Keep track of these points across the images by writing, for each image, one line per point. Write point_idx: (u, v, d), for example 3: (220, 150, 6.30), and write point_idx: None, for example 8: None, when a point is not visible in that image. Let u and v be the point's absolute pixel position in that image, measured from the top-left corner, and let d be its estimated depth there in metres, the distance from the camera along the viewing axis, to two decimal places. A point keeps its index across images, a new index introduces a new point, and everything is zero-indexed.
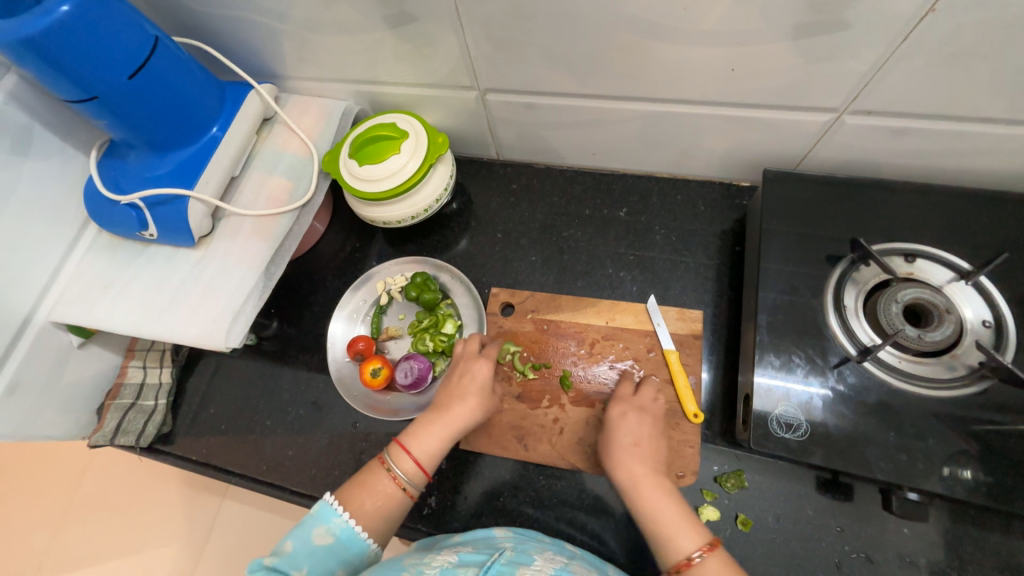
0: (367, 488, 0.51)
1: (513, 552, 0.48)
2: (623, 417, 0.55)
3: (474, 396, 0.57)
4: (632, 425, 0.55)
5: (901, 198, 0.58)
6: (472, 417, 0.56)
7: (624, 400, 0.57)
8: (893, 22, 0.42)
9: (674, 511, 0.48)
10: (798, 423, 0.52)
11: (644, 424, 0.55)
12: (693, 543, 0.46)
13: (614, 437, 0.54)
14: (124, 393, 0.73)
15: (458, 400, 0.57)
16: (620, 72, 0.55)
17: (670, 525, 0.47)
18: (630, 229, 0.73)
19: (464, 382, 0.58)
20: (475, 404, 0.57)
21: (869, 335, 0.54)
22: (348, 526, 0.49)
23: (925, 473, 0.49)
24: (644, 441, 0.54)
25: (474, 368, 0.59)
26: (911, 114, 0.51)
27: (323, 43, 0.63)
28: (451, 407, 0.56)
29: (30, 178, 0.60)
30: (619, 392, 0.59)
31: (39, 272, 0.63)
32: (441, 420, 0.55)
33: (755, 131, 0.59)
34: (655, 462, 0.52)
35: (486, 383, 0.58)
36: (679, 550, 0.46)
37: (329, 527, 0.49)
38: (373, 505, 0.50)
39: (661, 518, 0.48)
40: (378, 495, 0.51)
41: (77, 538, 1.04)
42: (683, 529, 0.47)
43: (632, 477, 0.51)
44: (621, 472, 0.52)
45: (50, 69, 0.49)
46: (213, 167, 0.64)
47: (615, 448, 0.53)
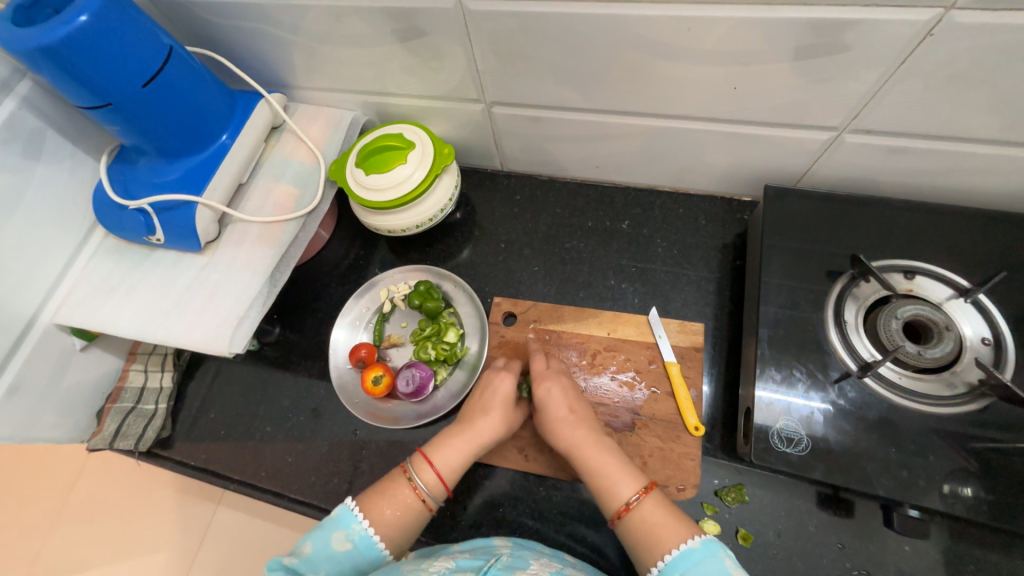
0: (389, 496, 0.52)
1: (509, 558, 0.48)
2: (549, 390, 0.58)
3: (498, 412, 0.58)
4: (559, 397, 0.58)
5: (900, 216, 0.59)
6: (495, 433, 0.57)
7: (544, 375, 0.60)
8: (892, 45, 0.43)
9: (614, 465, 0.52)
10: (799, 438, 0.52)
11: (568, 391, 0.59)
12: (631, 489, 0.50)
13: (549, 409, 0.57)
14: (124, 396, 0.73)
15: (480, 414, 0.58)
16: (624, 88, 0.56)
17: (610, 476, 0.51)
18: (632, 241, 0.74)
19: (486, 397, 0.59)
20: (498, 420, 0.57)
21: (870, 351, 0.54)
22: (367, 534, 0.49)
23: (925, 490, 0.49)
24: (576, 406, 0.57)
25: (498, 384, 0.60)
26: (909, 134, 0.52)
27: (333, 54, 0.64)
28: (475, 421, 0.57)
29: (42, 182, 0.61)
30: (537, 369, 0.61)
31: (46, 275, 0.64)
32: (464, 434, 0.56)
33: (757, 147, 0.60)
34: (590, 424, 0.56)
35: (508, 400, 0.59)
36: (619, 498, 0.50)
37: (348, 533, 0.49)
38: (392, 514, 0.51)
39: (604, 473, 0.51)
40: (398, 504, 0.51)
41: (68, 544, 1.03)
42: (624, 477, 0.51)
43: (573, 440, 0.54)
44: (561, 439, 0.55)
45: (66, 76, 0.50)
46: (222, 174, 0.65)
47: (553, 420, 0.56)
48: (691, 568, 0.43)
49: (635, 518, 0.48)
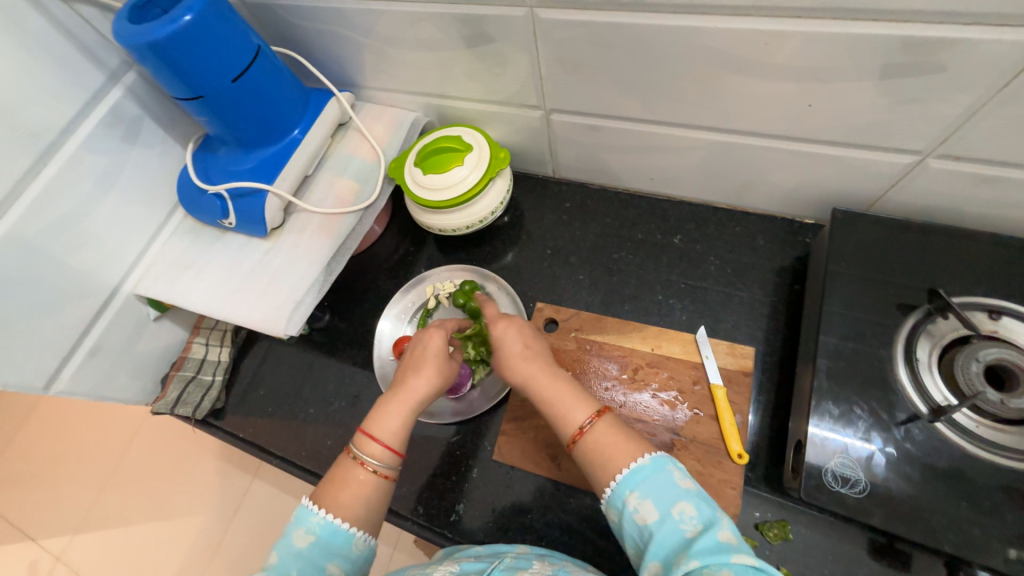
0: (342, 484, 0.49)
1: (512, 559, 0.48)
2: (505, 329, 0.55)
3: (429, 366, 0.55)
4: (514, 334, 0.55)
5: (986, 250, 0.55)
6: (429, 387, 0.54)
7: (497, 318, 0.58)
8: (992, 67, 0.40)
9: (564, 393, 0.50)
10: (856, 479, 0.49)
11: (526, 329, 0.56)
12: (584, 414, 0.48)
13: (501, 346, 0.55)
14: (187, 365, 0.78)
15: (414, 371, 0.55)
16: (689, 101, 0.55)
17: (563, 404, 0.49)
18: (684, 257, 0.72)
19: (419, 354, 0.56)
20: (430, 374, 0.54)
21: (944, 394, 0.50)
22: (327, 522, 0.46)
23: (998, 552, 0.45)
24: (532, 341, 0.55)
25: (428, 340, 0.57)
26: (1004, 163, 0.48)
27: (402, 57, 0.66)
28: (407, 383, 0.54)
29: (136, 164, 0.67)
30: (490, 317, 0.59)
31: (132, 249, 0.70)
32: (398, 397, 0.53)
33: (825, 168, 0.58)
34: (543, 356, 0.54)
35: (443, 352, 0.57)
36: (573, 424, 0.48)
37: (308, 528, 0.46)
38: (351, 497, 0.48)
39: (556, 402, 0.50)
40: (351, 484, 0.49)
41: (120, 497, 1.11)
42: (576, 404, 0.49)
43: (525, 374, 0.52)
44: (512, 373, 0.53)
45: (169, 69, 0.54)
46: (291, 165, 0.69)
47: (507, 356, 0.54)
48: (639, 485, 0.41)
49: (587, 443, 0.46)
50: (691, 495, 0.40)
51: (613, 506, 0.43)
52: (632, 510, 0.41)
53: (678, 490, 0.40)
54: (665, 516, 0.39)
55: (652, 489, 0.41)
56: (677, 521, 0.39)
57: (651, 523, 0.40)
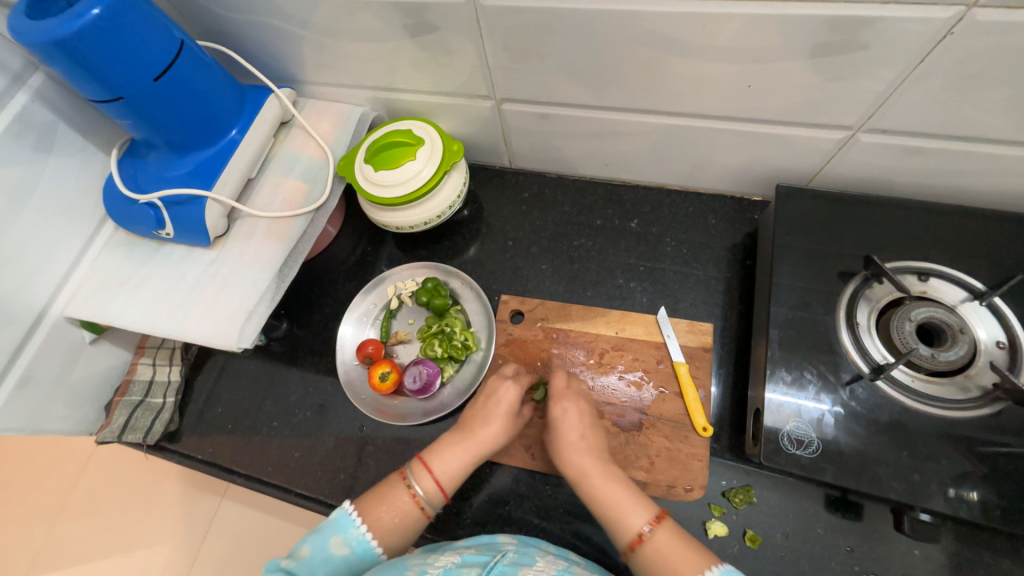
0: (387, 501, 0.51)
1: (515, 554, 0.48)
2: (568, 411, 0.55)
3: (500, 420, 0.56)
4: (574, 421, 0.55)
5: (912, 217, 0.59)
6: (497, 441, 0.55)
7: (561, 393, 0.57)
8: (910, 44, 0.42)
9: (623, 496, 0.49)
10: (810, 440, 0.51)
11: (586, 415, 0.56)
12: (642, 518, 0.48)
13: (561, 434, 0.54)
14: (133, 390, 0.73)
15: (483, 421, 0.56)
16: (635, 86, 0.56)
17: (620, 506, 0.49)
18: (641, 240, 0.73)
19: (488, 404, 0.57)
20: (500, 429, 0.55)
21: (883, 353, 0.54)
22: (364, 538, 0.49)
23: (936, 493, 0.49)
24: (589, 433, 0.55)
25: (501, 391, 0.58)
26: (923, 134, 0.51)
27: (343, 49, 0.64)
28: (476, 430, 0.55)
29: (53, 175, 0.61)
30: (556, 387, 0.58)
31: (56, 268, 0.64)
32: (465, 441, 0.54)
33: (768, 146, 0.60)
34: (600, 451, 0.53)
35: (512, 409, 0.57)
36: (631, 528, 0.47)
37: (345, 538, 0.49)
38: (390, 520, 0.50)
39: (611, 504, 0.49)
40: (396, 510, 0.51)
41: (73, 535, 1.04)
42: (635, 507, 0.48)
43: (582, 468, 0.52)
44: (567, 465, 0.52)
45: (78, 69, 0.50)
46: (231, 168, 0.65)
47: (562, 443, 0.54)
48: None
49: (648, 551, 0.46)
50: None
51: None
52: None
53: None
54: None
55: None
56: None
57: None
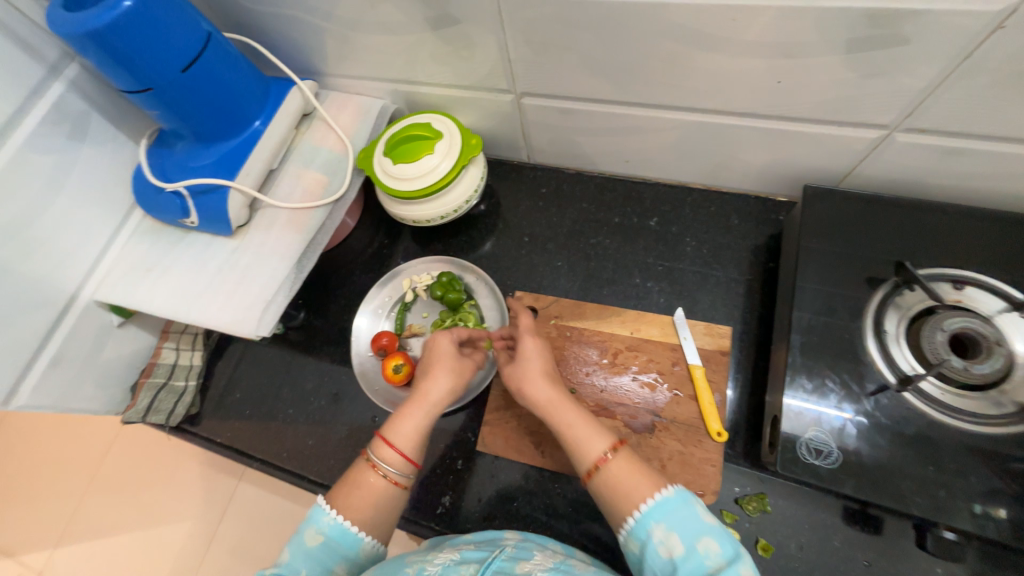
0: (355, 486, 0.50)
1: (513, 549, 0.47)
2: (532, 345, 0.56)
3: (442, 367, 0.57)
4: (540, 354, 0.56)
5: (949, 222, 0.56)
6: (446, 389, 0.56)
7: (529, 329, 0.58)
8: (955, 39, 0.40)
9: (585, 421, 0.49)
10: (829, 450, 0.50)
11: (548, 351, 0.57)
12: (604, 443, 0.47)
13: (524, 364, 0.54)
14: (157, 372, 0.76)
15: (428, 375, 0.57)
16: (659, 81, 0.54)
17: (581, 431, 0.48)
18: (660, 239, 0.72)
19: (429, 356, 0.59)
20: (445, 377, 0.56)
21: (911, 363, 0.51)
22: (338, 523, 0.47)
23: (964, 512, 0.46)
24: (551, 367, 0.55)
25: (437, 343, 0.60)
26: (965, 134, 0.48)
27: (365, 42, 0.64)
28: (423, 385, 0.56)
29: (86, 163, 0.64)
30: (522, 324, 0.59)
31: (88, 253, 0.67)
32: (414, 399, 0.55)
33: (797, 145, 0.58)
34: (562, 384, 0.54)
35: (451, 353, 0.59)
36: (591, 453, 0.47)
37: (319, 528, 0.47)
38: (361, 501, 0.49)
39: (574, 430, 0.49)
40: (363, 488, 0.49)
41: (100, 508, 1.08)
42: (594, 433, 0.48)
43: (545, 396, 0.52)
44: (530, 394, 0.52)
45: (111, 60, 0.51)
46: (254, 159, 0.66)
47: (526, 372, 0.54)
48: (665, 518, 0.41)
49: (609, 474, 0.45)
50: (716, 531, 0.40)
51: (634, 536, 0.42)
52: (657, 543, 0.40)
53: (703, 525, 0.41)
54: (691, 549, 0.39)
55: (681, 524, 0.41)
56: (702, 556, 0.39)
57: (678, 556, 0.39)
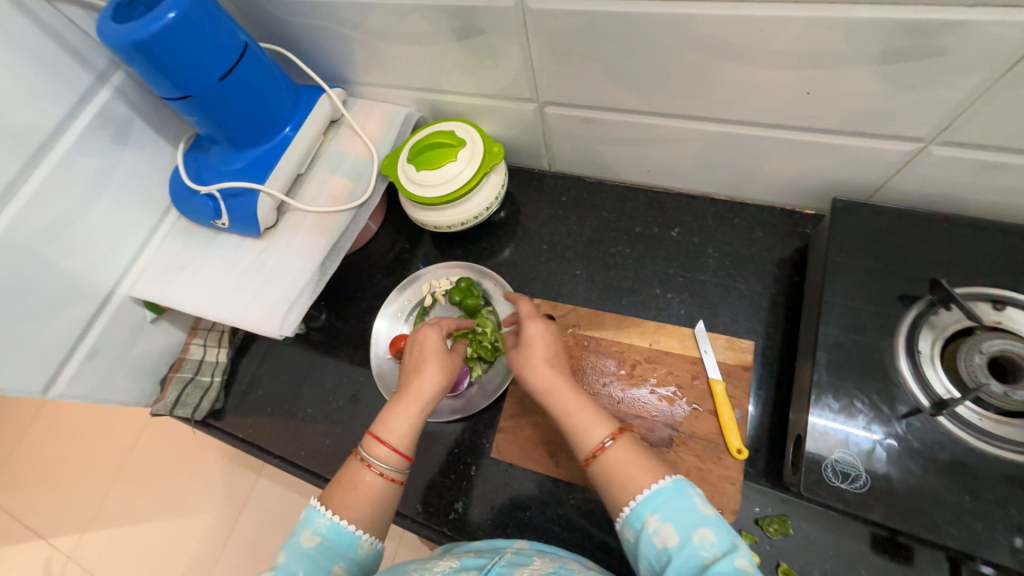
0: (350, 485, 0.50)
1: (512, 555, 0.48)
2: (537, 330, 0.55)
3: (431, 363, 0.56)
4: (545, 339, 0.55)
5: (990, 239, 0.53)
6: (435, 384, 0.55)
7: (533, 316, 0.57)
8: (997, 51, 0.39)
9: (586, 408, 0.49)
10: (857, 473, 0.48)
11: (554, 334, 0.56)
12: (604, 431, 0.47)
13: (526, 350, 0.54)
14: (185, 367, 0.79)
15: (418, 372, 0.55)
16: (684, 91, 0.54)
17: (582, 419, 0.48)
18: (681, 250, 0.71)
19: (417, 354, 0.57)
20: (434, 373, 0.55)
21: (947, 387, 0.49)
22: (334, 523, 0.47)
23: (1004, 547, 0.44)
24: (557, 352, 0.54)
25: (426, 338, 0.58)
26: (1007, 149, 0.46)
27: (393, 51, 0.65)
28: (414, 383, 0.54)
29: (127, 166, 0.67)
30: (523, 311, 0.58)
31: (126, 251, 0.70)
32: (404, 397, 0.53)
33: (825, 157, 0.56)
34: (567, 369, 0.53)
35: (441, 348, 0.57)
36: (592, 440, 0.47)
37: (315, 529, 0.47)
38: (356, 499, 0.49)
39: (574, 416, 0.49)
40: (359, 488, 0.49)
41: (127, 497, 1.12)
42: (594, 420, 0.48)
43: (545, 383, 0.51)
44: (531, 381, 0.52)
45: (154, 69, 0.54)
46: (283, 164, 0.68)
47: (529, 358, 0.53)
48: (660, 507, 0.40)
49: (608, 462, 0.45)
50: (711, 521, 0.39)
51: (629, 525, 0.42)
52: (652, 533, 0.40)
53: (699, 515, 0.40)
54: (686, 540, 0.38)
55: (675, 514, 0.40)
56: (697, 546, 0.38)
57: (672, 546, 0.39)
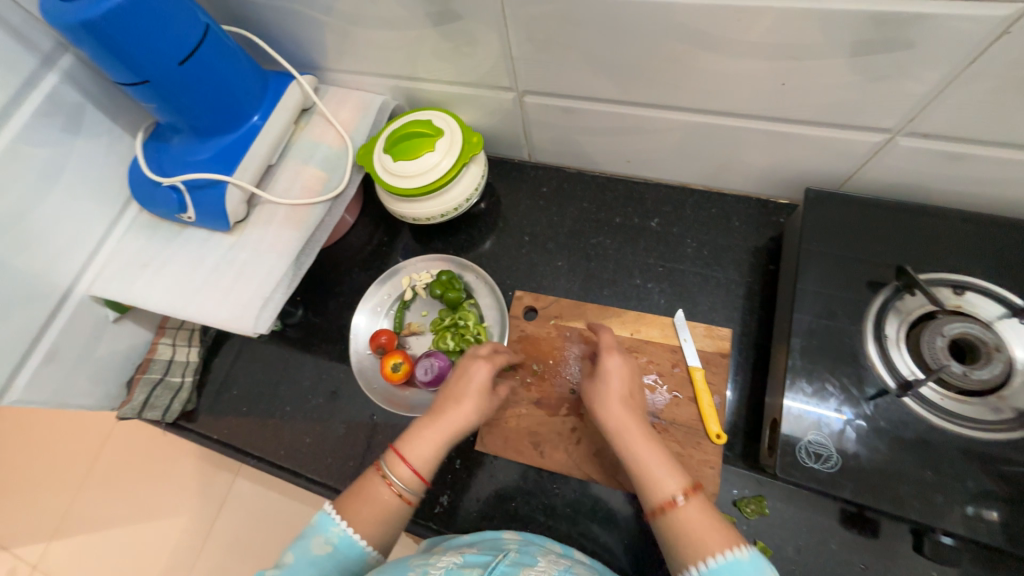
0: (365, 497, 0.49)
1: (516, 554, 0.47)
2: (616, 364, 0.53)
3: (472, 398, 0.54)
4: (622, 375, 0.53)
5: (951, 227, 0.56)
6: (471, 418, 0.54)
7: (612, 348, 0.55)
8: (960, 44, 0.40)
9: (660, 457, 0.46)
10: (828, 454, 0.50)
11: (631, 373, 0.54)
12: (677, 485, 0.44)
13: (605, 386, 0.52)
14: (153, 368, 0.74)
15: (456, 402, 0.54)
16: (663, 81, 0.54)
17: (655, 467, 0.45)
18: (661, 240, 0.72)
19: (461, 383, 0.55)
20: (472, 407, 0.54)
21: (911, 369, 0.51)
22: (347, 534, 0.47)
23: (963, 517, 0.47)
24: (632, 391, 0.52)
25: (471, 368, 0.56)
26: (967, 139, 0.48)
27: (366, 37, 0.63)
28: (449, 410, 0.53)
29: (81, 156, 0.63)
30: (603, 341, 0.56)
31: (83, 248, 0.66)
32: (437, 423, 0.52)
33: (799, 147, 0.58)
34: (640, 412, 0.51)
35: (483, 383, 0.56)
36: (663, 492, 0.44)
37: (327, 537, 0.47)
38: (369, 514, 0.48)
39: (645, 463, 0.46)
40: (375, 504, 0.49)
41: (95, 504, 1.08)
42: (668, 471, 0.45)
43: (617, 422, 0.49)
44: (605, 420, 0.50)
45: (107, 52, 0.50)
46: (252, 154, 0.65)
47: (605, 396, 0.51)
48: None
49: (678, 518, 0.42)
50: None
51: None
52: None
53: None
54: None
55: None
56: None
57: None
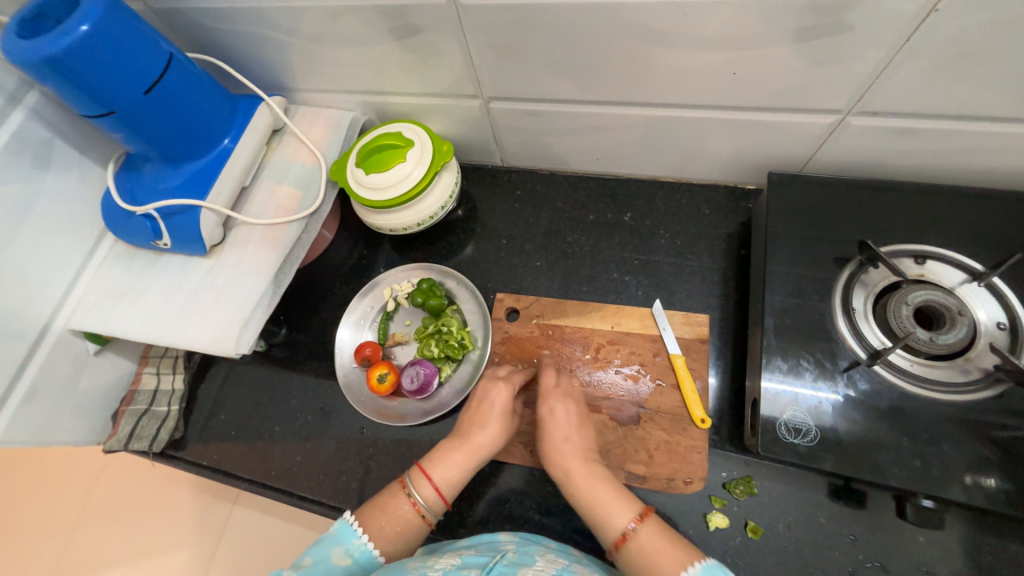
0: (388, 512, 0.51)
1: (514, 554, 0.48)
2: (553, 409, 0.56)
3: (496, 422, 0.56)
4: (561, 420, 0.55)
5: (909, 199, 0.58)
6: (495, 445, 0.56)
7: (550, 391, 0.58)
8: (895, 23, 0.42)
9: (608, 492, 0.49)
10: (808, 428, 0.51)
11: (572, 413, 0.56)
12: (627, 516, 0.47)
13: (549, 431, 0.54)
14: (138, 400, 0.75)
15: (480, 427, 0.56)
16: (622, 78, 0.56)
17: (604, 505, 0.49)
18: (634, 233, 0.73)
19: (484, 408, 0.57)
20: (497, 431, 0.56)
21: (880, 339, 0.53)
22: (367, 548, 0.49)
23: (940, 479, 0.48)
24: (574, 432, 0.55)
25: (493, 393, 0.58)
26: (913, 114, 0.50)
27: (331, 55, 0.64)
28: (474, 435, 0.55)
29: (52, 191, 0.63)
30: (544, 385, 0.59)
31: (59, 282, 0.65)
32: (464, 445, 0.55)
33: (759, 133, 0.59)
34: (586, 450, 0.54)
35: (507, 409, 0.58)
36: (615, 527, 0.47)
37: (348, 548, 0.49)
38: (391, 529, 0.50)
39: (594, 502, 0.49)
40: (397, 519, 0.51)
41: (90, 545, 1.05)
42: (617, 505, 0.48)
43: (566, 467, 0.52)
44: (556, 464, 0.53)
45: (71, 86, 0.50)
46: (225, 177, 0.66)
47: (549, 442, 0.54)
48: None
49: (632, 550, 0.45)
50: None
51: None
52: None
53: None
54: None
55: None
56: None
57: None
